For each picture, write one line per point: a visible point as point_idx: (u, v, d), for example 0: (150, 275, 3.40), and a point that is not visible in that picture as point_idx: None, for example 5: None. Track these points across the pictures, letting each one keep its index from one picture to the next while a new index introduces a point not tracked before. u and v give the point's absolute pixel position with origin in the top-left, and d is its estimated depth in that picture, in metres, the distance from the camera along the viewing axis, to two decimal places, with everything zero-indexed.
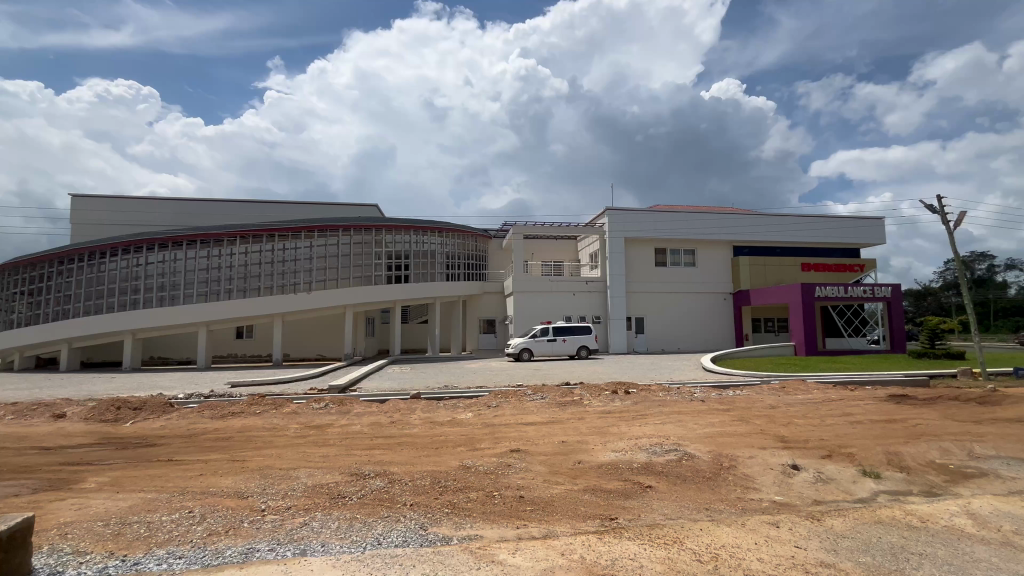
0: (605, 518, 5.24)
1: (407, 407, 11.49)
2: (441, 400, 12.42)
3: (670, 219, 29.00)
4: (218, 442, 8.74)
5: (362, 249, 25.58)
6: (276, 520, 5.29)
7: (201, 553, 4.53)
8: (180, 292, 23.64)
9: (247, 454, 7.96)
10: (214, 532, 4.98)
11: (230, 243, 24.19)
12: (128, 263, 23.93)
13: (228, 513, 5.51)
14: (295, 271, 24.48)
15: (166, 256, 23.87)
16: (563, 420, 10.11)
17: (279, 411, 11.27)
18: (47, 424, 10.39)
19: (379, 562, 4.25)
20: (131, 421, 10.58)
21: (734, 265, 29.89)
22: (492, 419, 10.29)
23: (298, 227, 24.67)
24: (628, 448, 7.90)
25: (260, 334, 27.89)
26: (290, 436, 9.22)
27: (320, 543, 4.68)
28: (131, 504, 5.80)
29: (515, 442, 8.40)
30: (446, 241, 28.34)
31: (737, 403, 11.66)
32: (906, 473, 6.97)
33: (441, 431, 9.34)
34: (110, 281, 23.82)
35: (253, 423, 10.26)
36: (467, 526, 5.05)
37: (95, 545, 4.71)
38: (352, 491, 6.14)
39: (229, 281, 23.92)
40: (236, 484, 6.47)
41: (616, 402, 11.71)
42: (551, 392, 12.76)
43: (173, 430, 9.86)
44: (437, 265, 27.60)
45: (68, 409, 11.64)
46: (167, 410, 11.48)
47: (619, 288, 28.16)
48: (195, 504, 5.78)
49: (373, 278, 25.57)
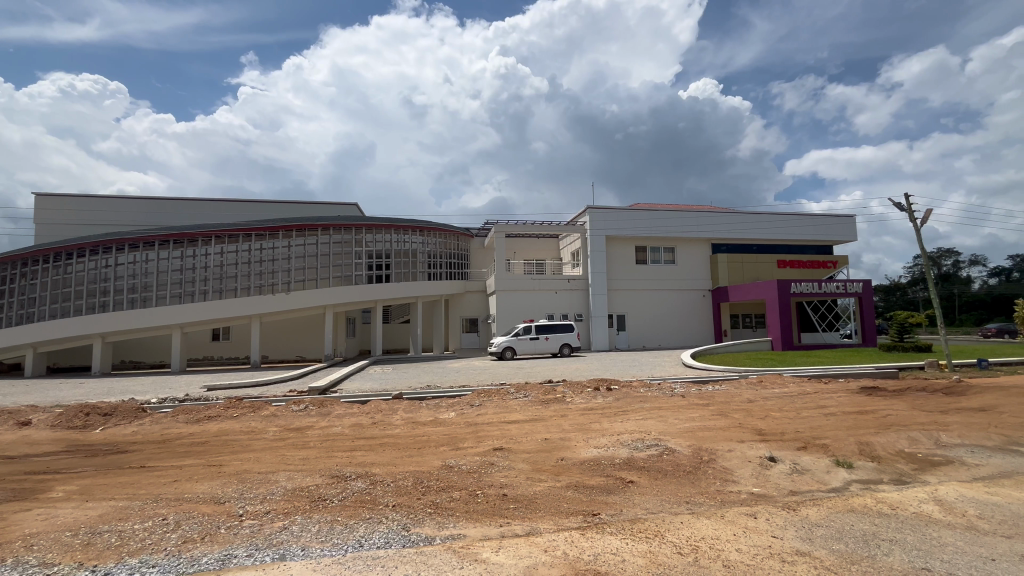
0: (588, 514, 5.28)
1: (389, 408, 11.38)
2: (424, 400, 12.37)
3: (650, 217, 29.35)
4: (193, 447, 8.52)
5: (343, 249, 25.21)
6: (255, 524, 5.19)
7: (175, 561, 4.40)
8: (153, 294, 22.92)
9: (224, 459, 7.78)
10: (190, 540, 4.85)
11: (204, 243, 23.53)
12: (97, 264, 23.08)
13: (205, 519, 5.39)
14: (274, 271, 23.95)
15: (137, 257, 23.14)
16: (546, 417, 10.13)
17: (258, 414, 11.06)
18: (11, 432, 9.98)
19: (361, 564, 4.20)
20: (101, 427, 10.24)
21: (712, 262, 30.43)
22: (475, 418, 10.24)
23: (276, 226, 24.11)
24: (610, 444, 7.98)
25: (237, 336, 27.29)
26: (269, 439, 9.02)
27: (300, 547, 4.60)
28: (101, 513, 5.62)
29: (498, 441, 8.40)
30: (428, 239, 28.16)
31: (716, 398, 11.89)
32: (877, 462, 7.20)
33: (424, 431, 9.27)
34: (78, 283, 22.96)
35: (230, 427, 10.05)
36: (451, 525, 5.03)
37: (63, 556, 4.55)
38: (333, 493, 6.07)
39: (204, 282, 23.30)
40: (212, 490, 6.31)
41: (598, 398, 11.82)
42: (534, 390, 12.80)
43: (146, 435, 9.57)
44: (419, 265, 27.40)
45: (34, 416, 11.19)
46: (139, 415, 11.13)
47: (601, 286, 28.39)
48: (169, 512, 5.62)
49: (353, 278, 25.23)
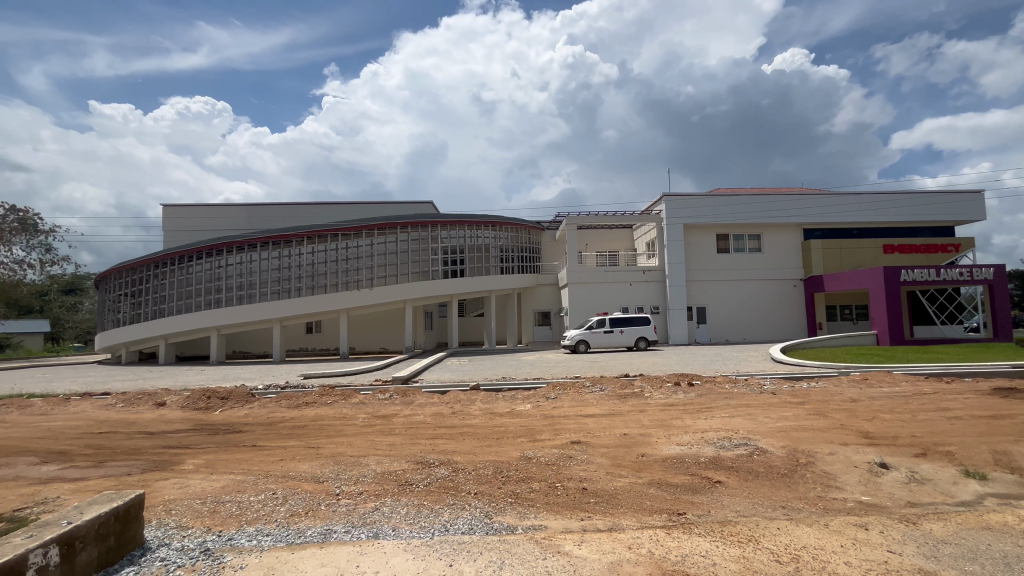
0: (672, 513, 5.09)
1: (467, 398, 11.74)
2: (500, 392, 12.62)
3: (732, 203, 27.59)
4: (295, 430, 9.37)
5: (420, 246, 26.25)
6: (351, 503, 5.59)
7: (285, 532, 4.85)
8: (256, 291, 25.34)
9: (321, 442, 8.45)
10: (296, 513, 5.33)
11: (298, 244, 25.55)
12: (210, 265, 25.87)
13: (307, 495, 5.88)
14: (358, 268, 25.52)
15: (243, 258, 25.63)
16: (624, 412, 9.87)
17: (349, 401, 11.89)
18: (151, 412, 11.60)
19: (448, 548, 4.36)
20: (220, 409, 11.58)
21: (805, 249, 28.00)
22: (551, 411, 10.25)
23: (359, 226, 25.61)
24: (694, 442, 7.62)
25: (328, 328, 29.52)
26: (359, 425, 9.66)
27: (391, 528, 4.88)
28: (222, 485, 6.34)
29: (575, 434, 8.35)
30: (500, 234, 28.63)
31: (812, 396, 10.92)
32: (1018, 474, 6.23)
33: (501, 422, 9.44)
34: (196, 282, 25.91)
35: (325, 412, 10.90)
36: (532, 516, 5.08)
37: (195, 521, 5.19)
38: (418, 478, 6.38)
39: (299, 280, 25.39)
40: (312, 469, 6.89)
41: (679, 394, 11.34)
42: (610, 384, 12.53)
43: (255, 417, 10.68)
44: (492, 259, 27.92)
45: (168, 398, 12.91)
46: (249, 399, 12.43)
47: (679, 277, 27.15)
48: (277, 487, 6.22)
49: (430, 273, 26.25)
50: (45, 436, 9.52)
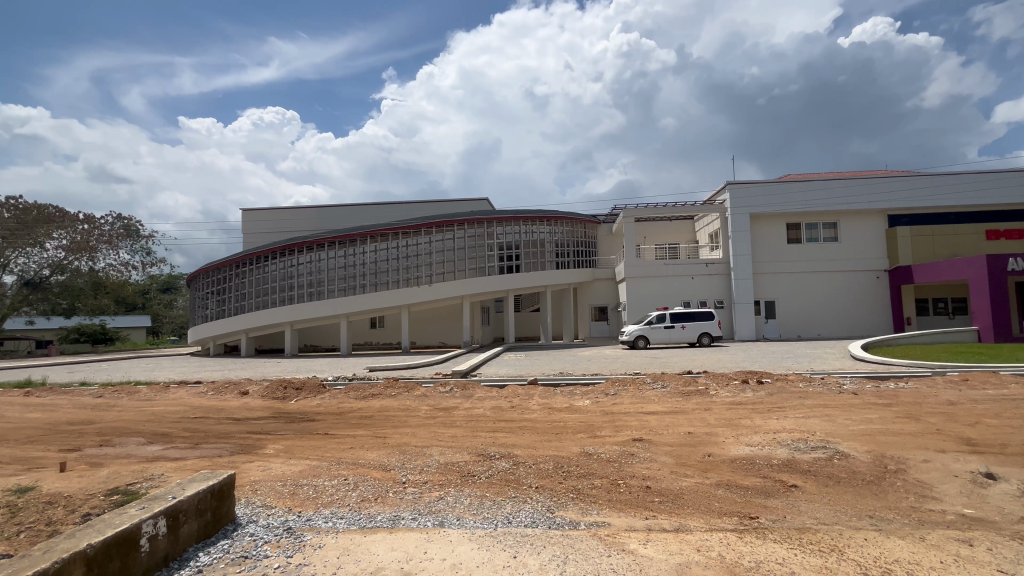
0: (744, 516, 4.85)
1: (526, 392, 11.81)
2: (558, 387, 12.58)
3: (805, 190, 25.76)
4: (363, 420, 9.87)
5: (476, 242, 26.63)
6: (417, 492, 5.80)
7: (358, 516, 5.11)
8: (325, 288, 26.80)
9: (387, 432, 8.83)
10: (367, 499, 5.61)
11: (362, 243, 26.72)
12: (283, 264, 27.61)
13: (376, 482, 6.18)
14: (418, 265, 26.34)
15: (312, 257, 27.14)
16: (687, 410, 9.52)
17: (412, 393, 12.33)
18: (237, 400, 12.65)
19: (511, 540, 4.41)
20: (295, 399, 12.42)
21: (890, 237, 25.66)
22: (611, 407, 10.09)
23: (418, 224, 26.38)
24: (765, 443, 7.21)
25: (390, 323, 30.76)
26: (422, 416, 10.00)
27: (456, 517, 5.02)
28: (299, 469, 6.79)
29: (637, 431, 8.17)
30: (555, 229, 28.50)
31: (901, 397, 10.00)
32: None
33: (560, 417, 9.42)
34: (271, 281, 27.80)
35: (390, 404, 11.38)
36: (594, 512, 5.03)
37: (277, 501, 5.60)
38: (480, 470, 6.51)
39: (363, 277, 26.59)
40: (380, 458, 7.21)
41: (748, 393, 10.78)
42: (672, 381, 12.13)
43: (327, 407, 11.36)
44: (548, 254, 27.92)
45: (250, 387, 14.00)
46: (321, 390, 13.23)
47: (745, 270, 25.76)
48: (349, 473, 6.58)
49: (487, 269, 26.60)
50: (149, 419, 10.64)
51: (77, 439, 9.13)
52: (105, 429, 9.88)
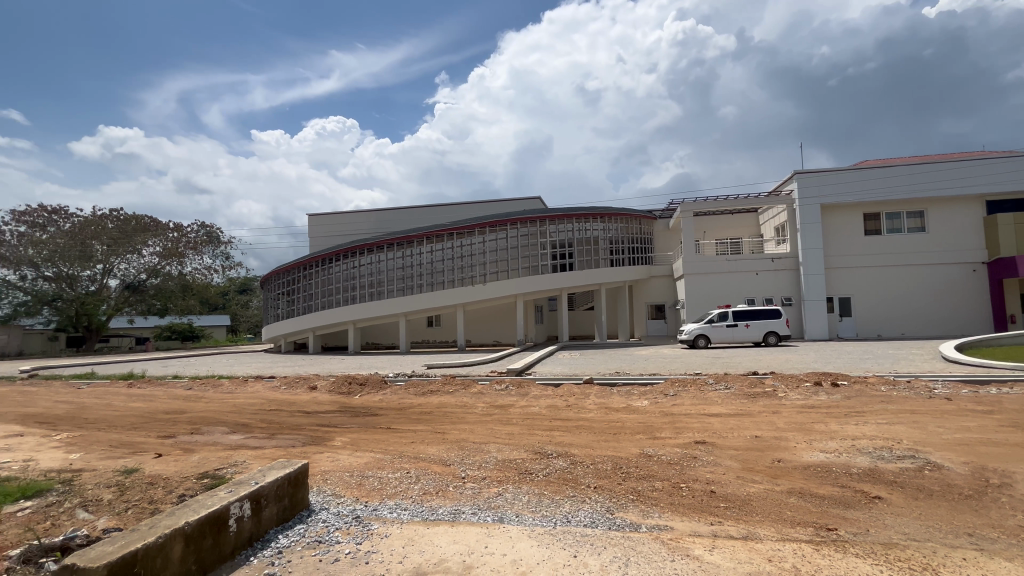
0: (820, 527, 4.56)
1: (581, 391, 11.70)
2: (615, 386, 12.36)
3: (885, 177, 23.71)
4: (422, 415, 10.19)
5: (529, 241, 26.69)
6: (476, 487, 5.91)
7: (421, 508, 5.29)
8: (384, 289, 27.89)
9: (446, 427, 9.07)
10: (428, 492, 5.79)
11: (418, 244, 27.53)
12: (345, 266, 28.99)
13: (437, 476, 6.36)
14: (472, 265, 26.79)
15: (372, 259, 28.28)
16: (753, 413, 9.06)
17: (469, 390, 12.58)
18: (307, 394, 13.47)
19: (571, 539, 4.40)
20: (359, 394, 13.04)
21: (988, 225, 23.12)
22: (670, 408, 9.78)
23: (472, 224, 26.82)
24: (843, 449, 6.73)
25: (446, 322, 31.53)
26: (479, 413, 10.16)
27: (515, 514, 5.06)
28: (365, 461, 7.13)
29: (699, 433, 7.87)
30: (609, 226, 28.06)
31: (1005, 404, 8.96)
32: None
33: (618, 417, 9.25)
34: (335, 282, 29.30)
35: (448, 400, 11.67)
36: (656, 515, 4.91)
37: (346, 491, 5.91)
38: (538, 468, 6.52)
39: (420, 277, 27.42)
40: (440, 453, 7.42)
41: (821, 396, 10.08)
42: (736, 382, 11.56)
43: (389, 402, 11.83)
44: (601, 251, 27.55)
45: (319, 382, 14.87)
46: (383, 386, 13.79)
47: (817, 265, 24.08)
48: (411, 466, 6.83)
49: (540, 267, 26.59)
50: (232, 410, 11.57)
51: (172, 426, 10.11)
52: (195, 418, 10.86)
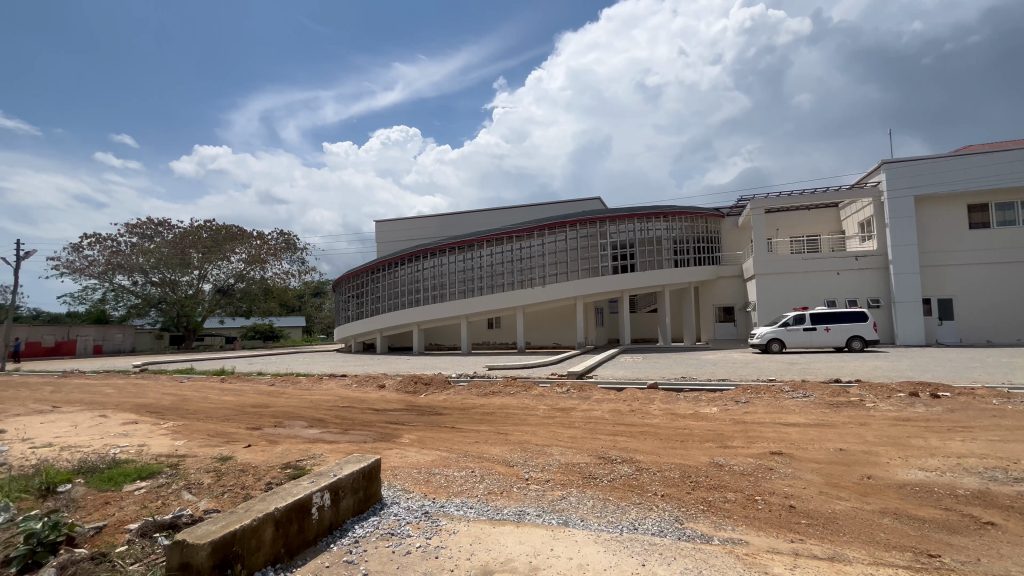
0: (920, 553, 4.14)
1: (646, 396, 11.39)
2: (681, 392, 11.93)
3: (993, 163, 21.13)
4: (485, 416, 10.38)
5: (589, 243, 26.37)
6: (540, 489, 5.94)
7: (486, 507, 5.39)
8: (446, 291, 28.67)
9: (508, 429, 9.16)
10: (493, 492, 5.89)
11: (478, 248, 28.06)
12: (409, 270, 30.10)
13: (501, 477, 6.45)
14: (531, 267, 26.90)
15: (434, 263, 29.15)
16: (837, 424, 8.38)
17: (530, 392, 12.64)
18: (377, 392, 14.15)
19: (639, 547, 4.30)
20: (424, 393, 13.51)
21: None
22: (742, 416, 9.29)
23: (531, 227, 26.95)
24: (945, 468, 6.07)
25: (506, 324, 31.86)
26: (540, 415, 10.19)
27: (580, 518, 5.02)
28: (432, 459, 7.38)
29: (775, 444, 7.42)
30: (672, 225, 27.14)
31: None
32: None
33: (685, 424, 8.92)
34: (400, 285, 30.55)
35: (509, 402, 11.80)
36: (729, 528, 4.68)
37: (415, 486, 6.15)
38: (602, 473, 6.44)
39: (480, 280, 27.94)
40: (504, 454, 7.51)
41: (918, 408, 9.13)
42: (817, 390, 10.75)
43: (453, 402, 12.16)
44: (664, 252, 26.70)
45: (387, 381, 15.56)
46: (446, 385, 14.20)
47: (910, 263, 21.88)
48: (476, 466, 6.98)
49: (600, 269, 26.18)
50: (310, 406, 12.40)
51: (258, 419, 11.00)
52: (278, 412, 11.75)
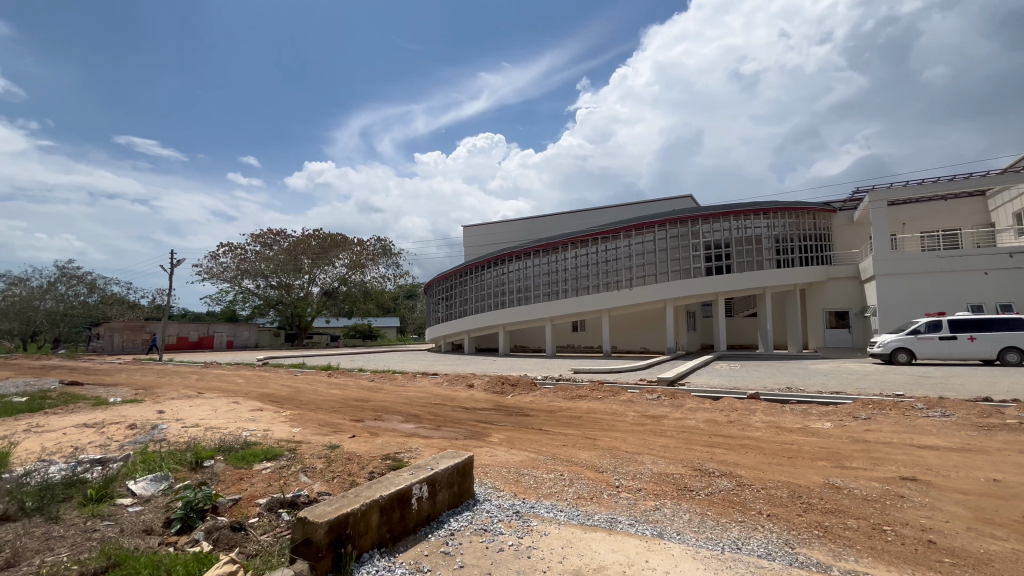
0: None
1: (746, 407, 10.58)
2: (787, 404, 10.93)
3: None
4: (572, 420, 10.29)
5: (679, 243, 25.14)
6: (631, 498, 5.76)
7: (576, 512, 5.35)
8: (531, 293, 28.96)
9: (597, 434, 9.02)
10: (583, 496, 5.83)
11: (563, 250, 28.04)
12: (496, 272, 30.88)
13: (590, 482, 6.36)
14: (618, 269, 26.25)
15: (519, 265, 29.59)
16: (988, 450, 7.15)
17: (618, 398, 12.35)
18: (466, 391, 14.67)
19: (743, 568, 4.00)
20: (511, 394, 13.75)
21: None
22: (862, 434, 8.28)
23: (617, 228, 26.33)
24: None
25: (591, 327, 31.41)
26: (629, 422, 9.90)
27: (676, 531, 4.80)
28: (520, 459, 7.47)
29: (905, 468, 6.51)
30: (774, 222, 25.07)
31: None
32: None
33: (792, 439, 8.16)
34: (487, 287, 31.45)
35: (597, 406, 11.61)
36: (851, 559, 4.20)
37: (505, 485, 6.28)
38: (699, 486, 6.09)
39: (565, 283, 27.86)
40: (593, 459, 7.40)
41: None
42: (959, 409, 9.26)
43: (539, 404, 12.24)
44: (765, 251, 24.71)
45: (476, 381, 16.06)
46: (532, 387, 14.34)
47: None
48: (565, 469, 6.95)
49: (692, 270, 24.83)
50: (406, 402, 13.19)
51: (361, 412, 11.92)
52: (378, 406, 12.63)
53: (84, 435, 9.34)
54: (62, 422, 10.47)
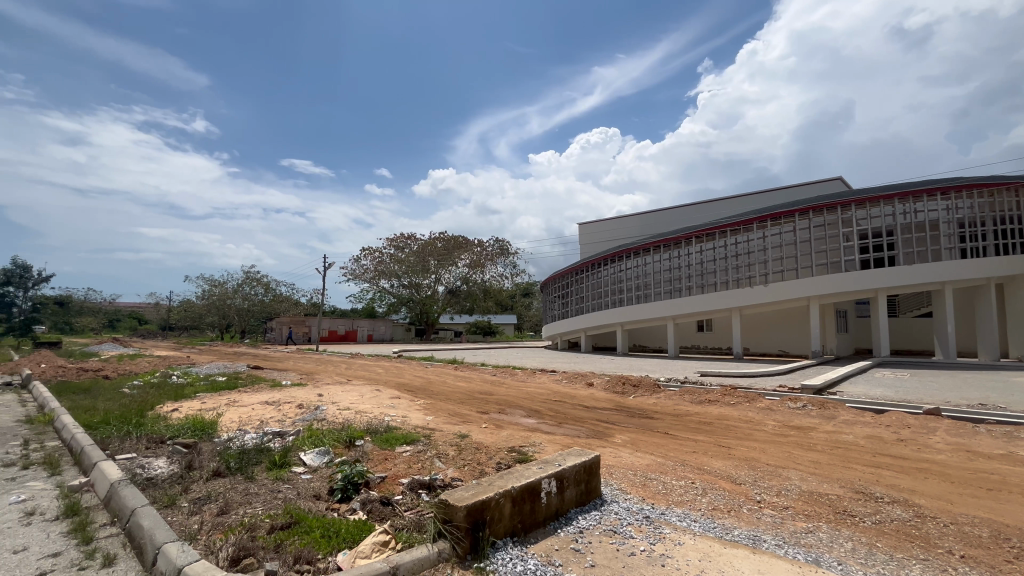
0: None
1: (922, 424, 8.91)
2: (979, 423, 8.99)
3: None
4: (702, 426, 9.61)
5: (827, 232, 22.02)
6: (777, 516, 5.21)
7: (712, 524, 4.99)
8: (651, 291, 27.70)
9: (731, 442, 8.32)
10: (718, 508, 5.43)
11: (686, 244, 26.33)
12: (612, 269, 30.13)
13: (727, 494, 5.89)
14: (751, 263, 23.84)
15: (638, 262, 28.50)
16: None
17: (754, 405, 11.25)
18: (585, 390, 14.57)
19: None
20: (633, 395, 13.33)
21: None
22: None
23: (749, 218, 23.93)
24: None
25: (719, 327, 29.11)
26: (770, 432, 8.95)
27: (837, 560, 4.22)
28: (647, 463, 7.20)
29: None
30: (956, 204, 20.73)
31: None
32: None
33: (991, 467, 6.68)
34: (604, 285, 30.86)
35: (730, 413, 10.69)
36: None
37: (631, 488, 6.11)
38: (863, 511, 5.29)
39: (688, 279, 26.13)
40: (728, 469, 6.84)
41: None
42: None
43: (664, 407, 11.66)
44: (943, 239, 20.59)
45: (595, 380, 15.84)
46: (655, 389, 13.72)
47: None
48: (696, 477, 6.52)
49: (844, 264, 21.60)
50: (526, 397, 13.51)
51: (486, 404, 12.49)
52: (500, 400, 13.13)
53: (266, 411, 11.19)
54: (251, 399, 12.68)
